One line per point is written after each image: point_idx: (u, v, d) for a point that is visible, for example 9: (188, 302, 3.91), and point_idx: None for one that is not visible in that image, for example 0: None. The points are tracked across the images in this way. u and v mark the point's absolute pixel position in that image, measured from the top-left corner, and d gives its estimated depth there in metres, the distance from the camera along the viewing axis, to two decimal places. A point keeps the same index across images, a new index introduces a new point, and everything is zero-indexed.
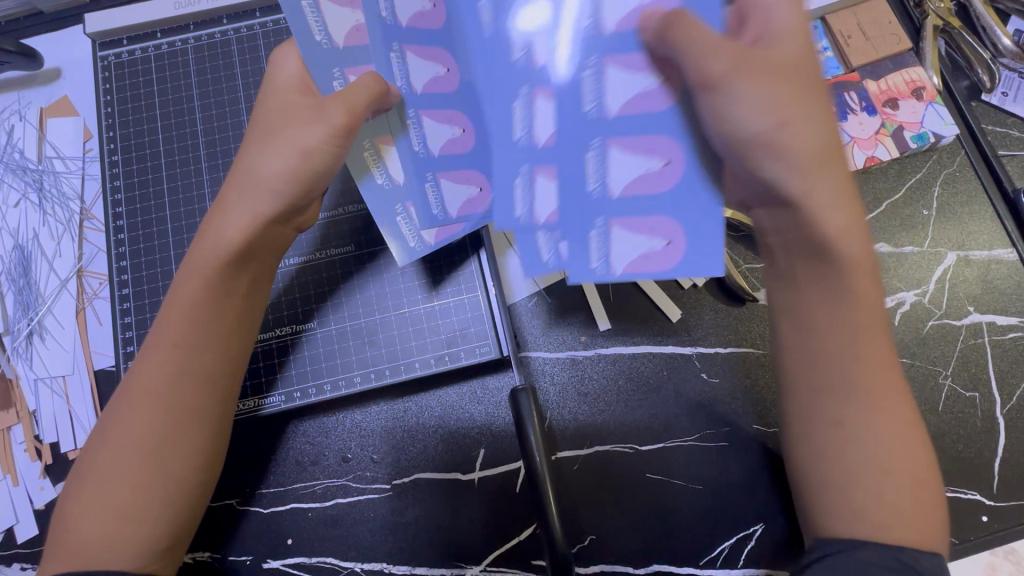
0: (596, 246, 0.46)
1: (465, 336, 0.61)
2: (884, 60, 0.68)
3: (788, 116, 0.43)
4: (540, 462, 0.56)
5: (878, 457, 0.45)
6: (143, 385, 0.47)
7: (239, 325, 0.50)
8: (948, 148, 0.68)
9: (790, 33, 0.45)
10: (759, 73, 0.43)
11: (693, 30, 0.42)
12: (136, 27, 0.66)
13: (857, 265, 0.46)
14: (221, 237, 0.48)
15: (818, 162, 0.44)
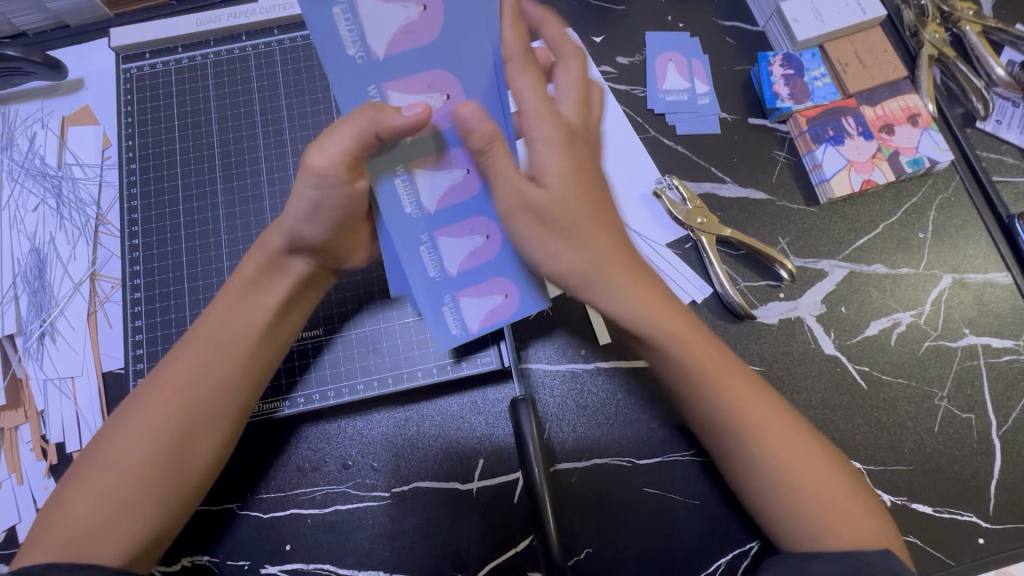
0: (450, 317, 0.53)
1: (467, 346, 0.62)
2: (881, 87, 0.70)
3: (560, 248, 0.49)
4: (537, 476, 0.56)
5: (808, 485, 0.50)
6: (166, 380, 0.50)
7: (264, 343, 0.54)
8: (943, 174, 0.70)
9: (561, 174, 0.48)
10: (545, 220, 0.48)
11: (499, 164, 0.48)
12: (159, 42, 0.68)
13: (683, 336, 0.51)
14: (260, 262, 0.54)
15: (619, 280, 0.50)
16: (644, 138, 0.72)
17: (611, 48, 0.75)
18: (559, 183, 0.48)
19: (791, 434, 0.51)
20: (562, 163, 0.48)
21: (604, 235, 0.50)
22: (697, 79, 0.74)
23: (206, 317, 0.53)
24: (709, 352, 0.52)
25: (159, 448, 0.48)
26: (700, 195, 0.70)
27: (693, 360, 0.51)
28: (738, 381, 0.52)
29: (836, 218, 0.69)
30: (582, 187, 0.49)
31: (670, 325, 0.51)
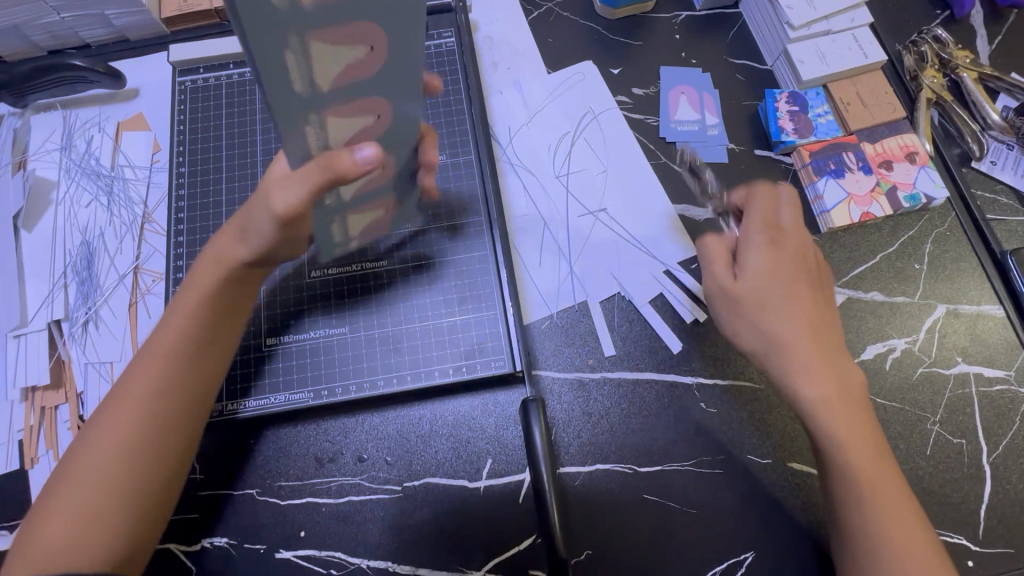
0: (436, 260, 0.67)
1: (482, 350, 0.66)
2: (881, 126, 0.75)
3: (799, 348, 0.59)
4: (544, 475, 0.59)
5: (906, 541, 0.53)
6: (133, 387, 0.54)
7: (218, 344, 0.58)
8: (939, 210, 0.74)
9: (826, 278, 0.64)
10: (792, 313, 0.60)
11: (762, 272, 0.61)
12: (213, 58, 0.75)
13: (860, 424, 0.57)
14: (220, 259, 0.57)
15: (815, 377, 0.58)
16: (655, 164, 0.77)
17: (626, 80, 0.81)
18: (761, 277, 0.61)
19: (902, 500, 0.55)
20: (770, 261, 0.61)
21: (786, 313, 0.60)
22: (707, 112, 0.79)
23: (175, 319, 0.57)
24: (867, 442, 0.56)
25: (126, 450, 0.52)
26: (707, 220, 0.74)
27: (846, 442, 0.56)
28: (875, 444, 0.57)
29: (836, 247, 0.73)
30: (796, 280, 0.61)
31: (838, 399, 0.57)
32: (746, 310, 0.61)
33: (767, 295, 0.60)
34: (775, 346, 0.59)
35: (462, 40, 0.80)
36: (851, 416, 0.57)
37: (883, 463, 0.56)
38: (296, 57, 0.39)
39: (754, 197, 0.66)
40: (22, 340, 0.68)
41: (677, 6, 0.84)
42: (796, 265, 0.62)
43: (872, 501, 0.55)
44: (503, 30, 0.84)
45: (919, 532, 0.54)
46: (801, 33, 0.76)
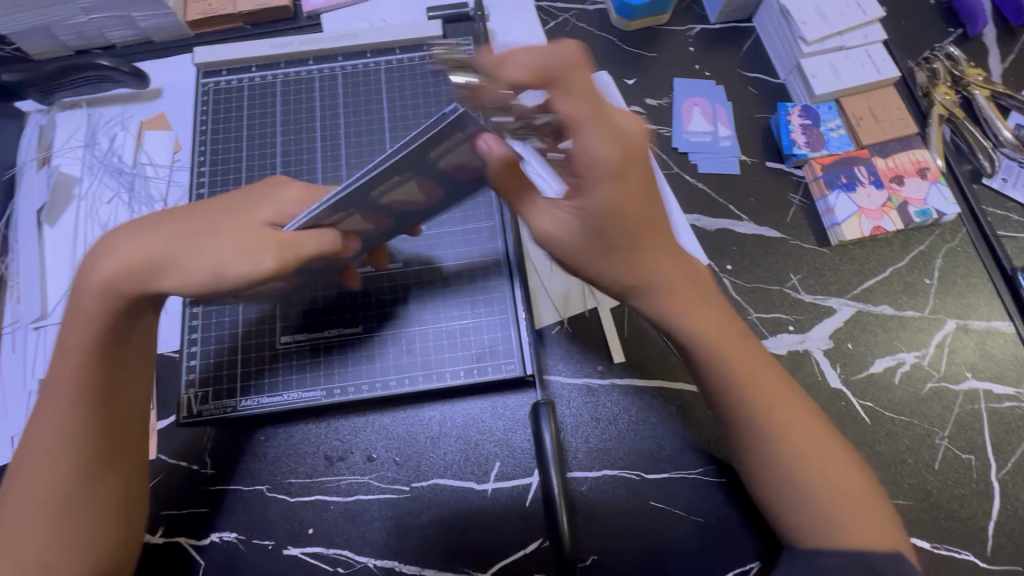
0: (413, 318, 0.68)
1: (494, 353, 0.67)
2: (893, 141, 0.76)
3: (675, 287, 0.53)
4: (553, 479, 0.59)
5: (830, 492, 0.54)
6: (43, 430, 0.53)
7: (130, 371, 0.57)
8: (950, 225, 0.74)
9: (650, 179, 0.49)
10: (657, 244, 0.51)
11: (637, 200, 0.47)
12: (236, 61, 0.77)
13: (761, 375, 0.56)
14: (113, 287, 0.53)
15: (715, 331, 0.55)
16: (667, 173, 0.78)
17: (640, 90, 0.82)
18: (599, 212, 0.47)
19: (794, 402, 0.57)
20: (612, 195, 0.45)
21: (654, 256, 0.51)
22: (719, 124, 0.79)
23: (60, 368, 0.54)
24: (759, 375, 0.56)
25: (61, 489, 0.52)
26: (718, 230, 0.75)
27: (743, 386, 0.55)
28: (761, 372, 0.56)
29: (845, 260, 0.73)
30: (649, 207, 0.48)
31: (716, 332, 0.55)
32: (590, 254, 0.50)
33: (630, 227, 0.48)
34: (632, 276, 0.51)
35: (481, 43, 0.78)
36: (726, 335, 0.55)
37: (768, 376, 0.56)
38: (457, 139, 0.45)
39: (569, 105, 0.42)
40: (41, 330, 0.70)
41: (692, 18, 0.86)
42: (647, 187, 0.47)
43: (777, 430, 0.55)
44: (519, 39, 0.85)
45: (829, 448, 0.56)
46: (815, 48, 0.77)
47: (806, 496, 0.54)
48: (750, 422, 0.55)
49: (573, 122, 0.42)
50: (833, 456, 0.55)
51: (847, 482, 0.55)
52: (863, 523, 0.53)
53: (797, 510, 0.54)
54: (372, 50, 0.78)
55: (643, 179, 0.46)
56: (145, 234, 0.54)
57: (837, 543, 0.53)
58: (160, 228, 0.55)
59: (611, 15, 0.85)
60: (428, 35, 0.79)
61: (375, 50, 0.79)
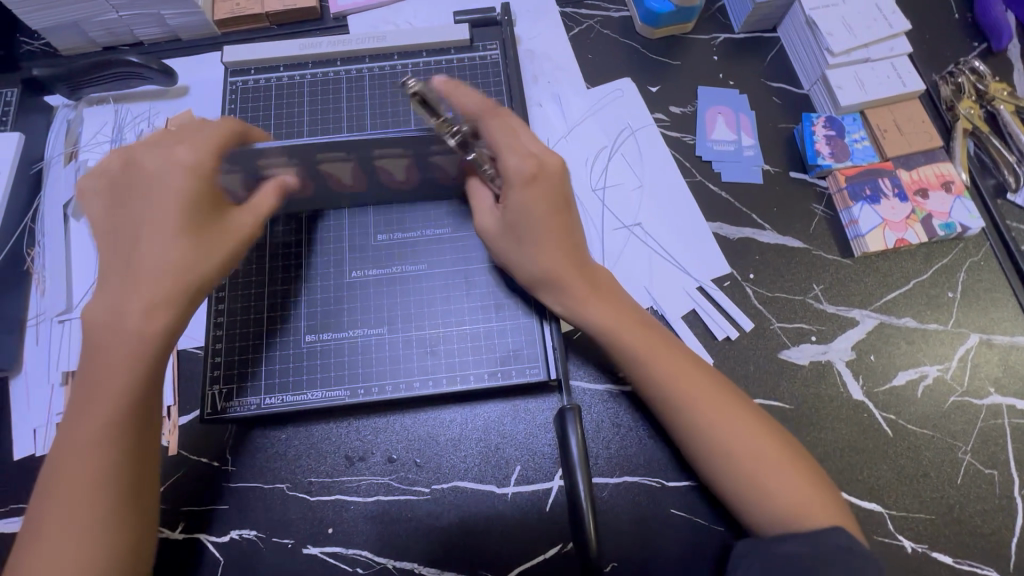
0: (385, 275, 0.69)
1: (518, 356, 0.67)
2: (918, 153, 0.76)
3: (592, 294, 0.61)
4: (580, 483, 0.56)
5: (772, 479, 0.54)
6: (71, 470, 0.49)
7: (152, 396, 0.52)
8: (974, 239, 0.74)
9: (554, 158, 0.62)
10: (558, 240, 0.61)
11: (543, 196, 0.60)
12: (264, 61, 0.77)
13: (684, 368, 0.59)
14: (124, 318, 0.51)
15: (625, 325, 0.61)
16: (690, 181, 0.78)
17: (664, 98, 0.82)
18: (514, 212, 0.60)
19: (722, 394, 0.58)
20: (522, 200, 0.60)
21: (548, 241, 0.61)
22: (743, 133, 0.80)
23: (85, 417, 0.50)
24: (673, 361, 0.59)
25: (90, 531, 0.48)
26: (740, 238, 0.75)
27: (669, 379, 0.58)
28: (669, 352, 0.60)
29: (868, 271, 0.73)
30: (556, 211, 0.61)
31: (618, 319, 0.61)
32: (507, 248, 0.63)
33: (529, 231, 0.61)
34: (546, 274, 0.62)
35: (507, 51, 0.79)
36: (632, 320, 0.61)
37: (675, 356, 0.60)
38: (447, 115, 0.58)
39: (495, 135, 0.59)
40: (66, 322, 0.70)
41: (717, 27, 0.86)
42: (554, 197, 0.61)
43: (699, 409, 0.57)
44: (544, 44, 0.85)
45: (753, 423, 0.57)
46: (841, 60, 0.77)
47: (733, 468, 0.55)
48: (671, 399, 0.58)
49: (496, 148, 0.60)
50: (755, 431, 0.56)
51: (767, 450, 0.55)
52: (780, 479, 0.54)
53: (731, 481, 0.55)
54: (399, 52, 0.79)
55: (549, 192, 0.60)
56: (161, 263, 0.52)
57: (769, 516, 0.54)
58: (176, 251, 0.53)
59: (636, 23, 0.86)
60: (454, 39, 0.79)
61: (402, 52, 0.79)
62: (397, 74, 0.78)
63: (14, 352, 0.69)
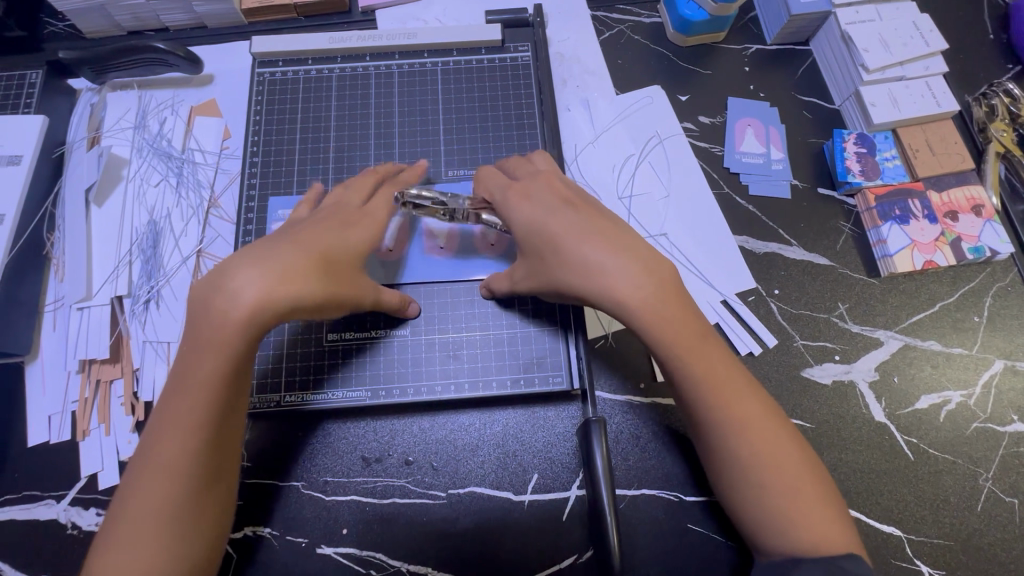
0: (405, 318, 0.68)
1: (541, 364, 0.66)
2: (949, 175, 0.75)
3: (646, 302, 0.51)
4: (604, 496, 0.56)
5: (800, 513, 0.51)
6: (158, 457, 0.47)
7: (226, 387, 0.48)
8: (1002, 264, 0.73)
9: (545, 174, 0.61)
10: (598, 237, 0.54)
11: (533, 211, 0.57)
12: (293, 53, 0.76)
13: (723, 385, 0.52)
14: (227, 314, 0.46)
15: (681, 328, 0.52)
16: (717, 193, 0.77)
17: (694, 107, 0.81)
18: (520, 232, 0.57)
19: (766, 418, 0.53)
20: (522, 216, 0.57)
21: (574, 240, 0.54)
22: (772, 146, 0.79)
23: (175, 398, 0.47)
24: (727, 380, 0.53)
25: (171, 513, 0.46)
26: (766, 254, 0.74)
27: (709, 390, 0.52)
28: (721, 368, 0.53)
29: (894, 292, 0.72)
30: (577, 210, 0.56)
31: (676, 330, 0.52)
32: (539, 270, 0.57)
33: (551, 241, 0.55)
34: (586, 276, 0.52)
35: (538, 54, 0.79)
36: (684, 327, 0.52)
37: (732, 378, 0.53)
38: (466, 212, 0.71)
39: (481, 177, 0.64)
40: (85, 311, 0.69)
41: (748, 38, 0.85)
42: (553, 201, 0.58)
43: (728, 425, 0.52)
44: (575, 47, 0.84)
45: (784, 440, 0.52)
46: (875, 77, 0.76)
47: (762, 490, 0.51)
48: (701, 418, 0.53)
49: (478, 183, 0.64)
50: (789, 454, 0.52)
51: (799, 478, 0.51)
52: (810, 521, 0.50)
53: (755, 505, 0.52)
54: (429, 50, 0.78)
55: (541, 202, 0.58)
56: (268, 267, 0.48)
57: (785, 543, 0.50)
58: (286, 252, 0.50)
59: (667, 29, 0.85)
60: (486, 39, 0.78)
61: (433, 50, 0.78)
62: (427, 73, 0.77)
63: (30, 337, 0.68)
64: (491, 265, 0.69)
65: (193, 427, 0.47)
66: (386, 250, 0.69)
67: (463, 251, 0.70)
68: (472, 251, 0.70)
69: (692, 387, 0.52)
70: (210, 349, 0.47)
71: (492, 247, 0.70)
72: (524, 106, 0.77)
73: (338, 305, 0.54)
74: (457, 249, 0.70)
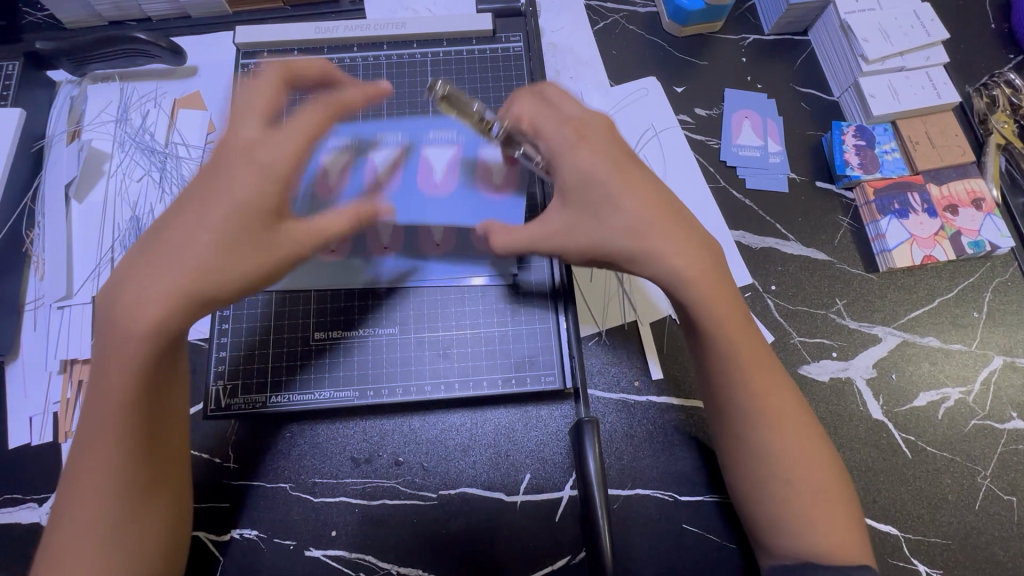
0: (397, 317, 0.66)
1: (533, 363, 0.65)
2: (949, 168, 0.73)
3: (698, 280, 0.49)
4: (597, 498, 0.55)
5: (817, 513, 0.50)
6: (86, 470, 0.46)
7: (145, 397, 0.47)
8: (1002, 259, 0.72)
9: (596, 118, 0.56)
10: (652, 209, 0.51)
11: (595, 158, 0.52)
12: (278, 43, 0.74)
13: (765, 376, 0.51)
14: (129, 322, 0.44)
15: (726, 317, 0.50)
16: (714, 187, 0.76)
17: (690, 99, 0.80)
18: (572, 185, 0.52)
19: (800, 413, 0.52)
20: (575, 162, 0.52)
21: (631, 202, 0.50)
22: (770, 139, 0.77)
23: (94, 412, 0.46)
24: (765, 370, 0.52)
25: (109, 524, 0.46)
26: (763, 248, 0.73)
27: (751, 379, 0.51)
28: (762, 359, 0.52)
29: (893, 287, 0.71)
30: (635, 173, 0.52)
31: (724, 313, 0.50)
32: (583, 227, 0.51)
33: (608, 198, 0.51)
34: (635, 241, 0.50)
35: (530, 44, 0.77)
36: (732, 311, 0.51)
37: (770, 369, 0.52)
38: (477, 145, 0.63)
39: (525, 109, 0.55)
40: (66, 310, 0.67)
41: (745, 28, 0.83)
42: (611, 154, 0.53)
43: (761, 416, 0.51)
44: (568, 38, 0.83)
45: (808, 434, 0.51)
46: (875, 67, 0.74)
47: (785, 487, 0.50)
48: (727, 406, 0.52)
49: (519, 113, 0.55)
50: (816, 451, 0.51)
51: (825, 476, 0.51)
52: (825, 522, 0.50)
53: (770, 500, 0.51)
54: (418, 40, 0.76)
55: (601, 149, 0.53)
56: (162, 268, 0.45)
57: (797, 541, 0.50)
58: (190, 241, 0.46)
59: (662, 19, 0.83)
60: (477, 29, 0.76)
61: (422, 40, 0.76)
62: (417, 63, 0.75)
63: (10, 336, 0.67)
64: (501, 203, 0.60)
65: (112, 442, 0.46)
66: (380, 246, 0.65)
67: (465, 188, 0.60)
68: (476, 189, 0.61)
69: (731, 373, 0.51)
70: (117, 357, 0.45)
71: (497, 184, 0.61)
72: None
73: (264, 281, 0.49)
74: (461, 183, 0.60)
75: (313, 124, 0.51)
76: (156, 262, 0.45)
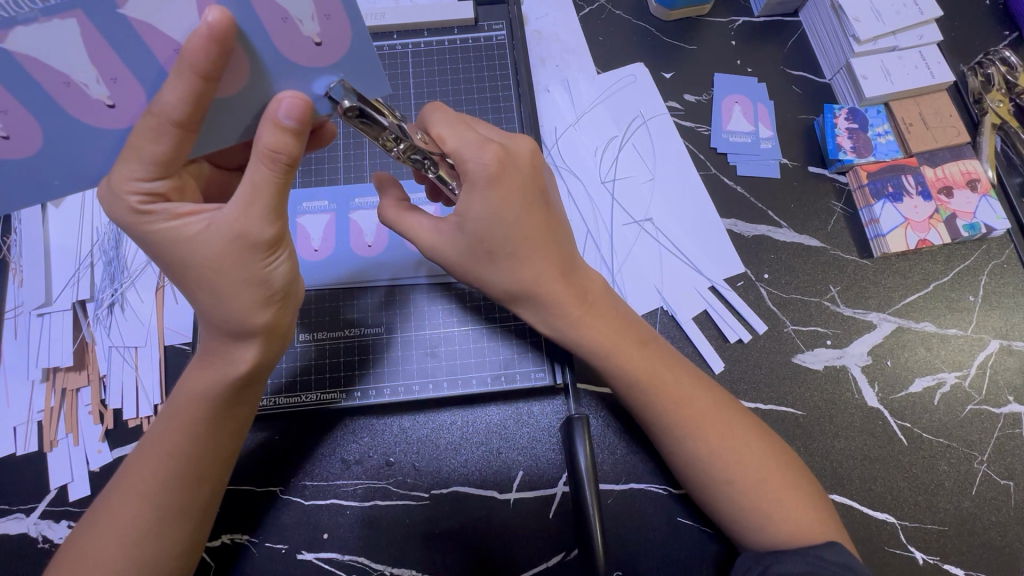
0: (383, 315, 0.66)
1: (522, 359, 0.65)
2: (943, 150, 0.72)
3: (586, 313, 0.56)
4: (589, 495, 0.54)
5: (774, 507, 0.51)
6: (137, 475, 0.49)
7: (222, 424, 0.51)
8: (997, 241, 0.71)
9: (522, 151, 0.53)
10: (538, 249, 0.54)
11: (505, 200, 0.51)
12: None
13: (673, 390, 0.54)
14: (234, 363, 0.50)
15: (616, 346, 0.56)
16: (703, 175, 0.74)
17: (679, 84, 0.78)
18: (478, 218, 0.51)
19: (720, 412, 0.54)
20: (488, 199, 0.50)
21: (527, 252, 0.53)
22: (761, 124, 0.76)
23: (165, 426, 0.50)
24: (669, 380, 0.55)
25: (137, 534, 0.47)
26: (754, 236, 0.72)
27: (656, 392, 0.54)
28: (663, 372, 0.55)
29: (887, 272, 0.70)
30: (529, 206, 0.53)
31: (612, 339, 0.56)
32: (478, 263, 0.54)
33: (509, 248, 0.53)
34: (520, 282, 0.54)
35: (514, 33, 0.76)
36: (621, 336, 0.56)
37: (673, 378, 0.55)
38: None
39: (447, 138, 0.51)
40: (46, 317, 0.67)
41: (736, 10, 0.81)
42: (524, 192, 0.52)
43: (681, 425, 0.53)
44: (554, 24, 0.80)
45: (735, 431, 0.53)
46: (868, 47, 0.73)
47: (728, 484, 0.52)
48: (655, 415, 0.54)
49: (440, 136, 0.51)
50: (746, 445, 0.53)
51: (765, 469, 0.52)
52: (788, 511, 0.51)
53: (724, 499, 0.52)
54: (399, 31, 0.75)
55: (519, 183, 0.52)
56: (218, 310, 0.48)
57: (761, 535, 0.51)
58: (219, 288, 0.47)
59: (650, 3, 0.81)
60: (458, 19, 0.75)
61: (402, 31, 0.76)
62: (397, 55, 0.75)
63: None
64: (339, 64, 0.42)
65: (170, 454, 0.49)
66: (365, 245, 0.67)
67: (277, 74, 0.42)
68: (287, 67, 0.41)
69: (634, 387, 0.55)
70: (206, 379, 0.50)
71: (318, 40, 0.40)
72: (500, 92, 0.74)
73: (282, 334, 0.52)
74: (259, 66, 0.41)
75: (275, 141, 0.43)
76: (204, 305, 0.48)
